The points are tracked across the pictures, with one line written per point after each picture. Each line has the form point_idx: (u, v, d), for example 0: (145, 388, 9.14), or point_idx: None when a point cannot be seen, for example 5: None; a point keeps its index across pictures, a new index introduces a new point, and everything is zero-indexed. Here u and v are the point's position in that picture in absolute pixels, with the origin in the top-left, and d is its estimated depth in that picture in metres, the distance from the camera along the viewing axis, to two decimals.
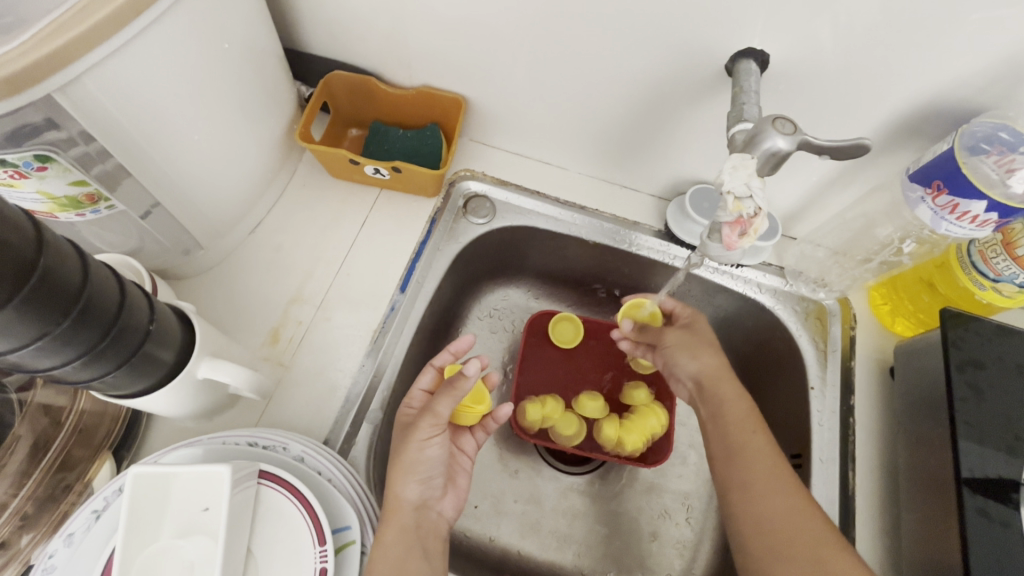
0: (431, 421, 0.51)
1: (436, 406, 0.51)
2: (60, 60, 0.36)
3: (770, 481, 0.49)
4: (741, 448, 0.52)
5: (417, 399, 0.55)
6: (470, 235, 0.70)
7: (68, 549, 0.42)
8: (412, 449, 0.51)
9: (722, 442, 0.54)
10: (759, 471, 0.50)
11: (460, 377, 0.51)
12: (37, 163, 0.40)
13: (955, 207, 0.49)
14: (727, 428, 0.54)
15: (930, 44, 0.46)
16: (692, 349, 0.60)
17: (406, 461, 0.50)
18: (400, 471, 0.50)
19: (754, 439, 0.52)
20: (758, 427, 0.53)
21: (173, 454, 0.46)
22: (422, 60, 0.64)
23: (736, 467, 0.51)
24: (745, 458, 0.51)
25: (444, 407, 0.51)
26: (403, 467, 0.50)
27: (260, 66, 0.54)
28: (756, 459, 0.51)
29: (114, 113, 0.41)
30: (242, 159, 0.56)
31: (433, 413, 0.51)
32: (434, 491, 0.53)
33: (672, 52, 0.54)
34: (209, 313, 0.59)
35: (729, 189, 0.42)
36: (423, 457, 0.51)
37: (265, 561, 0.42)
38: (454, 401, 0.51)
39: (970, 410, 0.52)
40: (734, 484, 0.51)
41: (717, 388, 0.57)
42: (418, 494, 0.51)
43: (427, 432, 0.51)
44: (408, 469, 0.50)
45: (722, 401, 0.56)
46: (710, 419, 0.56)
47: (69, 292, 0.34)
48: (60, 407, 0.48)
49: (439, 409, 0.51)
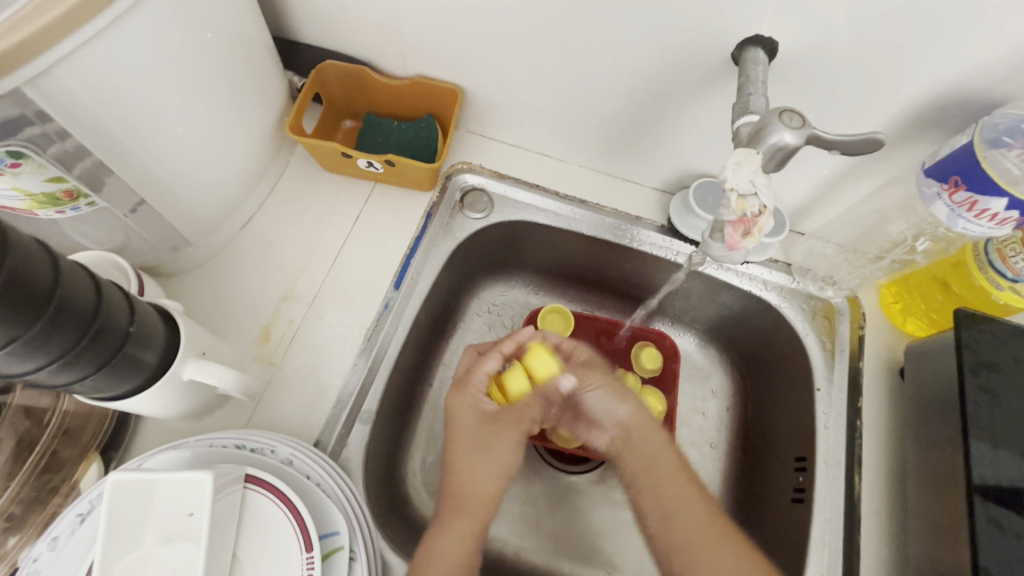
0: (523, 413, 0.56)
1: (531, 405, 0.57)
2: (28, 51, 0.34)
3: (691, 504, 0.50)
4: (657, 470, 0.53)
5: (480, 383, 0.56)
6: (466, 230, 0.68)
7: (51, 553, 0.42)
8: (502, 443, 0.55)
9: (642, 464, 0.54)
10: (679, 493, 0.51)
11: (565, 377, 0.57)
12: (11, 159, 0.38)
13: (974, 204, 0.46)
14: (649, 451, 0.54)
15: (950, 30, 0.44)
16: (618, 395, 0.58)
17: (495, 454, 0.54)
18: (477, 456, 0.53)
19: (666, 463, 0.53)
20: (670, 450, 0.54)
21: (157, 458, 0.45)
22: (416, 49, 0.62)
23: (655, 491, 0.52)
24: (664, 481, 0.52)
25: (535, 408, 0.58)
26: (493, 459, 0.54)
27: (247, 56, 0.53)
28: (676, 482, 0.52)
29: (89, 107, 0.40)
30: (231, 154, 0.54)
31: (530, 410, 0.57)
32: (476, 485, 0.57)
33: (675, 40, 0.51)
34: (199, 311, 0.58)
35: (732, 187, 0.39)
36: (492, 446, 0.55)
37: (250, 567, 0.42)
38: (548, 403, 0.58)
39: (984, 415, 0.49)
40: (654, 506, 0.52)
41: (648, 439, 0.55)
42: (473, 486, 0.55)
43: (509, 428, 0.56)
44: (500, 461, 0.54)
45: (648, 450, 0.54)
46: (625, 443, 0.56)
47: (39, 295, 0.32)
48: (42, 408, 0.47)
49: (537, 402, 0.56)
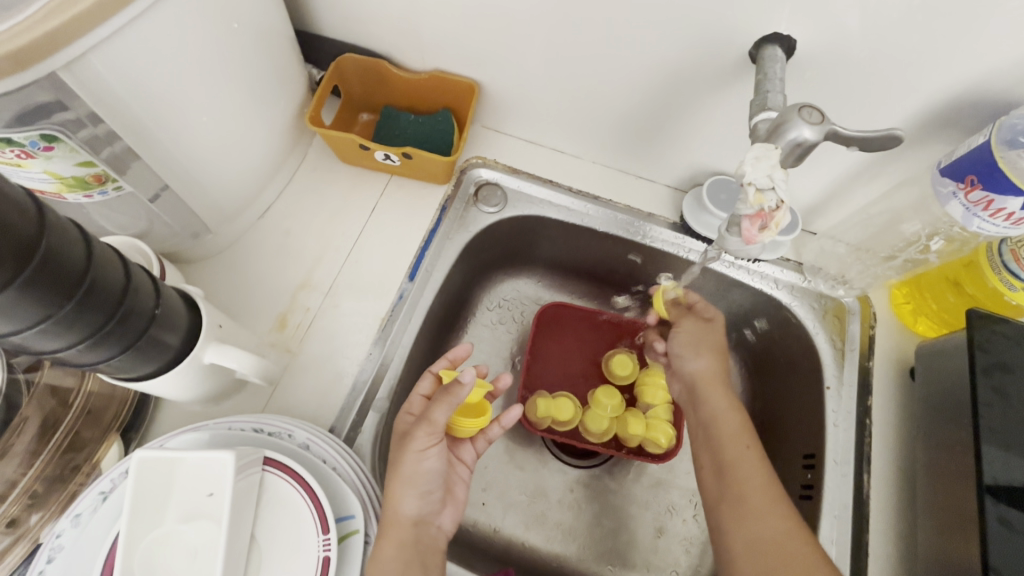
0: (427, 430, 0.49)
1: (431, 414, 0.49)
2: (64, 38, 0.35)
3: (759, 498, 0.49)
4: (730, 462, 0.53)
5: (416, 405, 0.54)
6: (480, 224, 0.69)
7: (75, 529, 0.43)
8: (410, 459, 0.49)
9: (714, 451, 0.55)
10: (747, 487, 0.50)
11: (457, 383, 0.49)
12: (44, 143, 0.39)
13: (990, 203, 0.47)
14: (721, 437, 0.55)
15: (966, 30, 0.44)
16: (697, 347, 0.62)
17: (404, 474, 0.48)
18: (399, 482, 0.48)
19: (744, 456, 0.52)
20: (752, 444, 0.53)
21: (178, 439, 0.46)
22: (434, 44, 0.63)
23: (725, 481, 0.52)
24: (735, 474, 0.52)
25: (440, 415, 0.49)
26: (399, 478, 0.48)
27: (270, 48, 0.53)
28: (745, 479, 0.51)
29: (119, 93, 0.40)
30: (252, 144, 0.55)
31: (430, 422, 0.49)
32: (433, 505, 0.51)
33: (692, 38, 0.52)
34: (218, 298, 0.59)
35: (750, 181, 0.40)
36: (422, 470, 0.49)
37: (268, 547, 0.42)
38: (450, 408, 0.49)
39: (994, 415, 0.50)
40: (724, 499, 0.51)
41: (712, 395, 0.58)
42: (417, 508, 0.49)
43: (425, 442, 0.49)
44: (405, 482, 0.48)
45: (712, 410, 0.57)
46: (701, 426, 0.57)
47: (72, 275, 0.33)
48: (69, 387, 0.48)
49: (435, 417, 0.49)
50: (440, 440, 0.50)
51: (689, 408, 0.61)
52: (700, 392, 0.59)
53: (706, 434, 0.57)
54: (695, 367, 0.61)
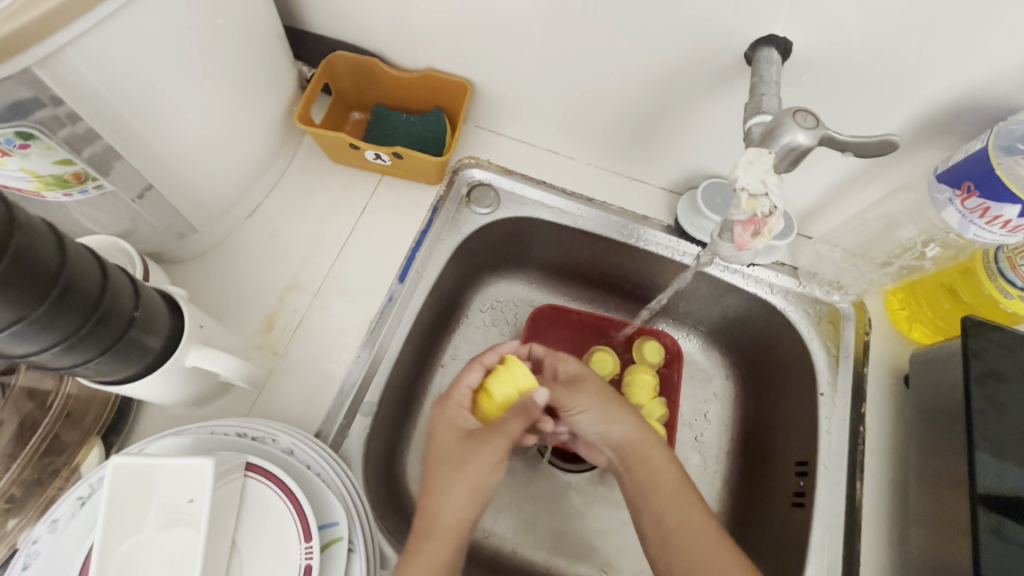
0: (506, 441, 0.49)
1: (509, 428, 0.49)
2: (39, 33, 0.34)
3: (726, 569, 0.46)
4: (676, 531, 0.48)
5: (465, 397, 0.53)
6: (473, 225, 0.68)
7: (52, 535, 0.42)
8: (479, 469, 0.48)
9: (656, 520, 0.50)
10: (710, 557, 0.46)
11: (535, 401, 0.51)
12: (20, 141, 0.38)
13: (986, 210, 0.46)
14: (658, 500, 0.50)
15: (963, 34, 0.43)
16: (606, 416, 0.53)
17: (470, 480, 0.47)
18: (464, 488, 0.47)
19: (699, 520, 0.49)
20: (697, 503, 0.50)
21: (158, 444, 0.45)
22: (426, 43, 0.62)
23: (675, 555, 0.48)
24: (687, 545, 0.48)
25: (515, 427, 0.50)
26: (463, 482, 0.47)
27: (257, 45, 0.52)
28: (697, 547, 0.47)
29: (100, 89, 0.39)
30: (239, 142, 0.54)
31: (507, 434, 0.49)
32: (475, 511, 0.51)
33: (687, 38, 0.51)
34: (204, 299, 0.58)
35: (743, 187, 0.39)
36: (490, 479, 0.48)
37: (249, 555, 0.42)
38: (527, 420, 0.50)
39: (988, 424, 0.49)
40: (676, 575, 0.47)
41: (647, 456, 0.52)
42: (473, 515, 0.48)
43: (495, 454, 0.48)
44: (467, 488, 0.47)
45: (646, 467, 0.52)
46: (638, 488, 0.52)
47: (44, 277, 0.32)
48: (47, 390, 0.47)
49: (515, 428, 0.49)
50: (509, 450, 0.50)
51: (620, 474, 0.54)
52: (639, 455, 0.52)
53: (645, 500, 0.51)
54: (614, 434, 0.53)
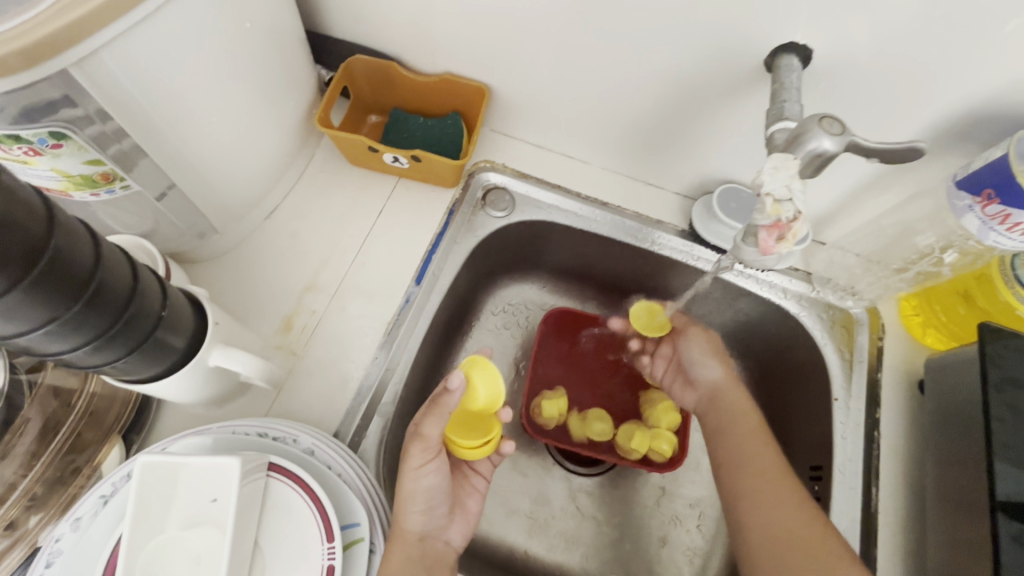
0: (421, 447, 0.49)
1: (421, 429, 0.49)
2: (76, 34, 0.34)
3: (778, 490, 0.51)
4: (750, 458, 0.54)
5: None
6: (488, 228, 0.68)
7: (75, 533, 0.42)
8: (410, 478, 0.49)
9: (732, 446, 0.56)
10: (767, 480, 0.52)
11: (448, 392, 0.51)
12: (52, 140, 0.38)
13: (1006, 217, 0.47)
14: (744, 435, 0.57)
15: (985, 43, 0.44)
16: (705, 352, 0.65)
17: (404, 489, 0.49)
18: (399, 501, 0.48)
19: (762, 452, 0.55)
20: (768, 441, 0.56)
21: (181, 443, 0.45)
22: (445, 47, 0.62)
23: (739, 477, 0.54)
24: (751, 469, 0.53)
25: (430, 428, 0.49)
26: (401, 494, 0.49)
27: (281, 48, 0.53)
28: (764, 469, 0.53)
29: (130, 90, 0.40)
30: (260, 143, 0.55)
31: (423, 439, 0.49)
32: (439, 520, 0.51)
33: (707, 45, 0.51)
34: (222, 299, 0.59)
35: (767, 192, 0.40)
36: (420, 487, 0.49)
37: (271, 554, 0.42)
38: (441, 419, 0.49)
39: (1007, 431, 0.49)
40: (741, 492, 0.53)
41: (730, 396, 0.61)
42: (421, 523, 0.49)
43: (420, 460, 0.49)
44: (407, 498, 0.48)
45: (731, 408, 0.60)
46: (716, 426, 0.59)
47: (79, 275, 0.33)
48: (71, 389, 0.47)
49: (426, 432, 0.49)
50: (436, 456, 0.50)
51: (705, 415, 0.62)
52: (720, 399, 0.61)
53: (721, 433, 0.58)
54: (711, 374, 0.64)
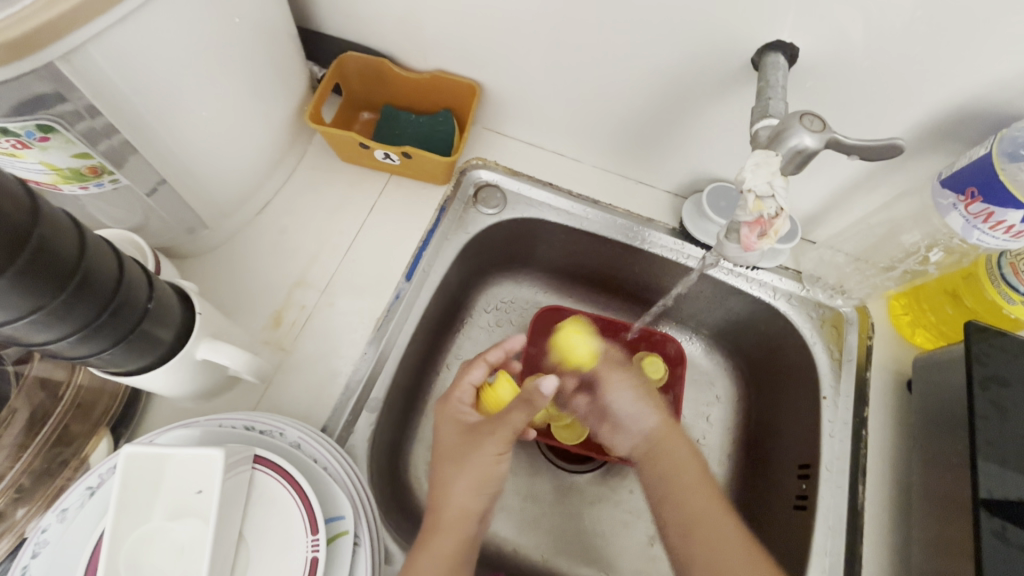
0: (511, 433, 0.50)
1: (510, 419, 0.50)
2: (63, 27, 0.35)
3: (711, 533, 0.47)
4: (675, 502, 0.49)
5: (466, 394, 0.53)
6: (479, 225, 0.69)
7: (61, 524, 0.42)
8: (483, 460, 0.49)
9: (669, 485, 0.50)
10: (707, 523, 0.47)
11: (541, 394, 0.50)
12: (40, 133, 0.39)
13: (990, 215, 0.47)
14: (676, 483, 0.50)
15: (968, 42, 0.44)
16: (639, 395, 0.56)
17: (475, 472, 0.49)
18: (466, 482, 0.49)
19: (693, 501, 0.48)
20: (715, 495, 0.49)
21: (168, 435, 0.45)
22: (437, 44, 0.62)
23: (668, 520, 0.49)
24: (704, 530, 0.47)
25: (520, 419, 0.50)
26: (468, 476, 0.49)
27: (271, 44, 0.53)
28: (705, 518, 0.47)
29: (119, 85, 0.40)
30: (250, 139, 0.55)
31: (513, 426, 0.50)
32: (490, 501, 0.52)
33: (695, 42, 0.52)
34: (213, 294, 0.59)
35: (749, 188, 0.40)
36: (495, 471, 0.50)
37: (255, 546, 0.42)
38: (530, 414, 0.51)
39: (991, 429, 0.49)
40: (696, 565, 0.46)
41: (675, 446, 0.52)
42: (482, 503, 0.50)
43: (500, 445, 0.50)
44: (478, 479, 0.49)
45: (667, 465, 0.51)
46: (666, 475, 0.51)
47: (64, 267, 0.33)
48: (58, 380, 0.47)
49: (518, 423, 0.50)
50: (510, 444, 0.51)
51: (644, 464, 0.53)
52: (661, 447, 0.52)
53: (656, 482, 0.51)
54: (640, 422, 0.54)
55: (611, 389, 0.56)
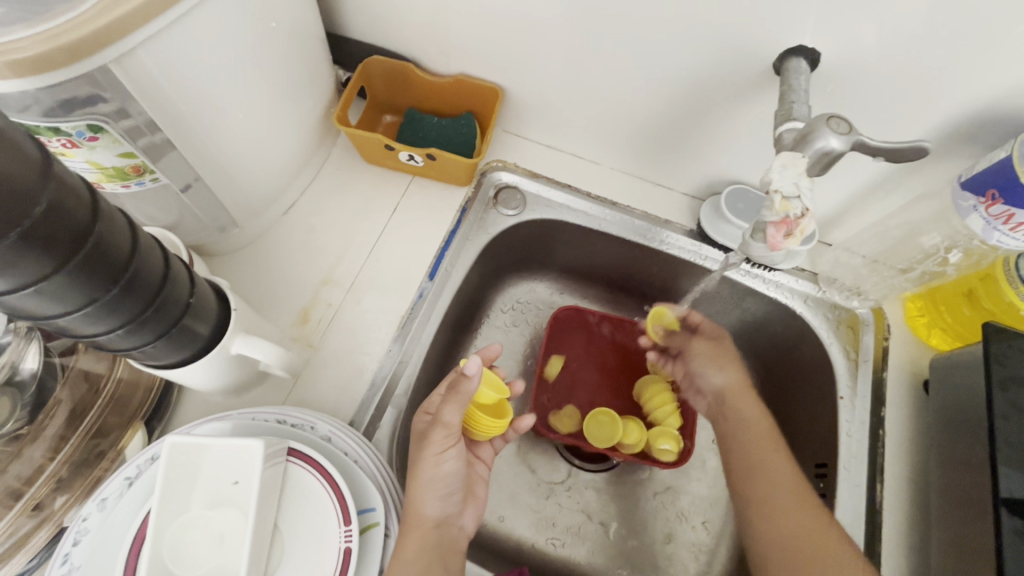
0: (443, 432, 0.51)
1: (443, 417, 0.51)
2: (117, 31, 0.36)
3: (788, 500, 0.55)
4: (762, 466, 0.59)
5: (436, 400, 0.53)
6: (500, 226, 0.70)
7: (101, 512, 0.43)
8: (428, 463, 0.51)
9: (740, 425, 0.64)
10: (775, 487, 0.57)
11: (465, 377, 0.51)
12: (89, 133, 0.40)
13: (1010, 217, 0.48)
14: (753, 443, 0.61)
15: (988, 48, 0.45)
16: (715, 359, 0.68)
17: (424, 475, 0.50)
18: (418, 487, 0.50)
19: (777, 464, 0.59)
20: (779, 448, 0.61)
21: (204, 427, 0.46)
22: (460, 48, 0.64)
23: (754, 485, 0.58)
24: (775, 496, 0.56)
25: (451, 415, 0.50)
26: (419, 482, 0.50)
27: (303, 48, 0.55)
28: (776, 482, 0.57)
29: (165, 88, 0.42)
30: (281, 140, 0.57)
31: (444, 424, 0.51)
32: (454, 505, 0.53)
33: (718, 47, 0.53)
34: (241, 291, 0.60)
35: (777, 189, 0.42)
36: (440, 472, 0.51)
37: (291, 536, 0.43)
38: (460, 406, 0.50)
39: (1011, 428, 0.50)
40: (760, 513, 0.56)
41: (741, 404, 0.66)
42: (437, 509, 0.51)
43: (441, 445, 0.51)
44: (426, 483, 0.50)
45: (742, 420, 0.64)
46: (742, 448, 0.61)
47: (118, 262, 0.34)
48: (99, 374, 0.49)
49: (448, 419, 0.50)
50: (456, 442, 0.52)
51: (716, 418, 0.67)
52: (731, 402, 0.66)
53: (735, 437, 0.63)
54: (716, 380, 0.68)
55: (702, 359, 0.69)
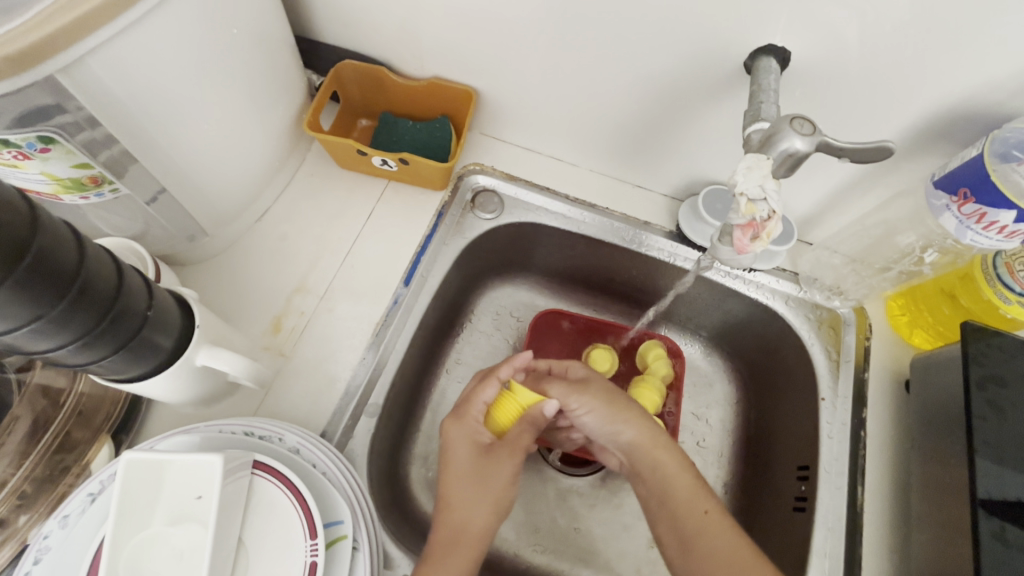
0: (523, 458, 0.54)
1: (522, 441, 0.54)
2: (65, 39, 0.35)
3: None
4: (698, 536, 0.50)
5: (479, 411, 0.55)
6: (477, 230, 0.69)
7: (62, 530, 0.42)
8: (500, 482, 0.53)
9: (664, 491, 0.53)
10: (710, 535, 0.50)
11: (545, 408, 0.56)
12: (41, 144, 0.39)
13: (982, 216, 0.47)
14: (666, 475, 0.54)
15: (958, 43, 0.44)
16: (612, 412, 0.57)
17: (489, 492, 0.52)
18: (483, 498, 0.52)
19: (710, 522, 0.50)
20: (710, 508, 0.51)
21: (168, 441, 0.46)
22: (433, 52, 0.63)
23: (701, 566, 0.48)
24: (712, 549, 0.49)
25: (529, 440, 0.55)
26: (485, 495, 0.52)
27: (270, 54, 0.54)
28: (719, 556, 0.48)
29: (121, 98, 0.41)
30: (249, 148, 0.56)
31: (523, 449, 0.54)
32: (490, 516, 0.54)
33: (689, 46, 0.52)
34: (213, 301, 0.60)
35: (742, 191, 0.41)
36: (508, 491, 0.53)
37: (255, 551, 0.42)
38: (535, 428, 0.56)
39: (989, 428, 0.49)
40: None
41: (659, 459, 0.55)
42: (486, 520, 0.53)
43: (515, 468, 0.54)
44: (490, 497, 0.52)
45: (663, 477, 0.54)
46: (659, 500, 0.53)
47: (65, 276, 0.33)
48: (60, 388, 0.48)
49: (526, 442, 0.55)
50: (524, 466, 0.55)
51: (632, 475, 0.57)
52: (650, 458, 0.55)
53: (662, 504, 0.53)
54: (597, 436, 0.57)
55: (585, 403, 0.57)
